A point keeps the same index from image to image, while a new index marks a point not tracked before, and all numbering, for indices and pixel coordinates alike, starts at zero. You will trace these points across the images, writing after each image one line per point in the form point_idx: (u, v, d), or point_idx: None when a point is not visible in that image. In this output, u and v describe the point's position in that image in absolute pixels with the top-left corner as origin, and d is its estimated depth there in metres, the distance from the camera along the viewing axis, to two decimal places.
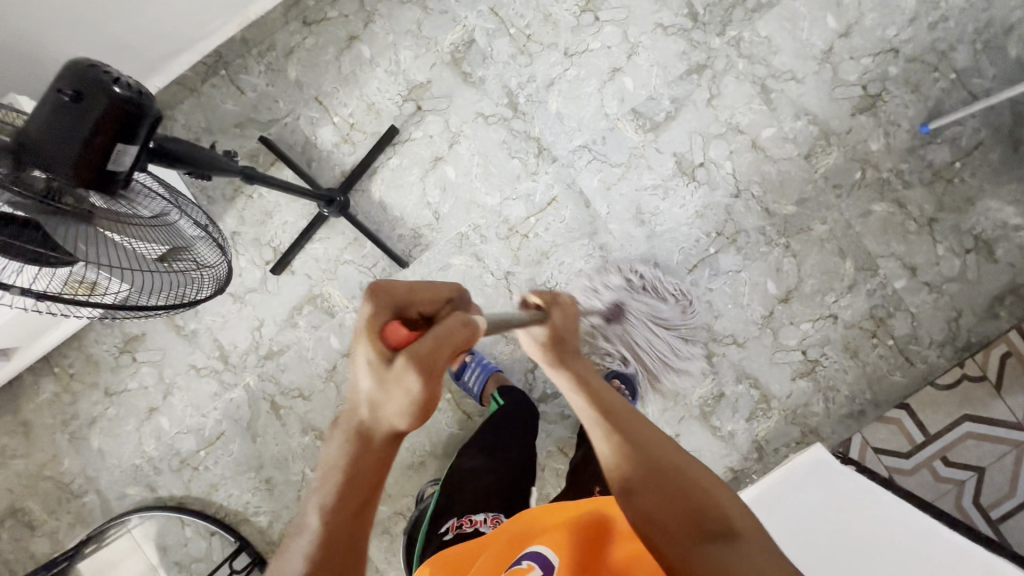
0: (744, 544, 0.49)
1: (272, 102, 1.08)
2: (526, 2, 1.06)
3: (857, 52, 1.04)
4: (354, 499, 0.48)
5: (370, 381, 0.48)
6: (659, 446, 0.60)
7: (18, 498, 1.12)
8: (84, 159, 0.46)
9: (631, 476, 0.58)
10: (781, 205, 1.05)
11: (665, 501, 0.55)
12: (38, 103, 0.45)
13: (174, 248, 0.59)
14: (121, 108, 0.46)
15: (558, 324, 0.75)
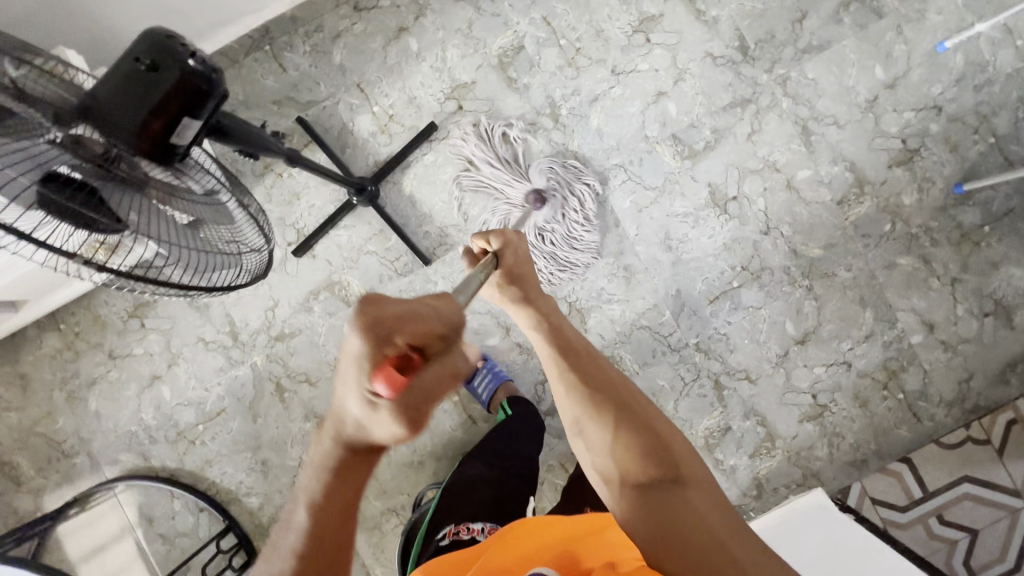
0: (685, 493, 0.52)
1: (313, 84, 1.07)
2: (580, 15, 1.06)
3: (901, 105, 1.04)
4: (337, 511, 0.47)
5: (359, 409, 0.43)
6: (615, 388, 0.62)
7: (7, 451, 1.10)
8: (149, 131, 0.46)
9: (580, 412, 0.61)
10: (809, 247, 1.05)
11: (615, 441, 0.57)
12: (112, 68, 0.44)
13: (220, 227, 0.58)
14: (193, 81, 0.45)
15: (511, 266, 0.70)
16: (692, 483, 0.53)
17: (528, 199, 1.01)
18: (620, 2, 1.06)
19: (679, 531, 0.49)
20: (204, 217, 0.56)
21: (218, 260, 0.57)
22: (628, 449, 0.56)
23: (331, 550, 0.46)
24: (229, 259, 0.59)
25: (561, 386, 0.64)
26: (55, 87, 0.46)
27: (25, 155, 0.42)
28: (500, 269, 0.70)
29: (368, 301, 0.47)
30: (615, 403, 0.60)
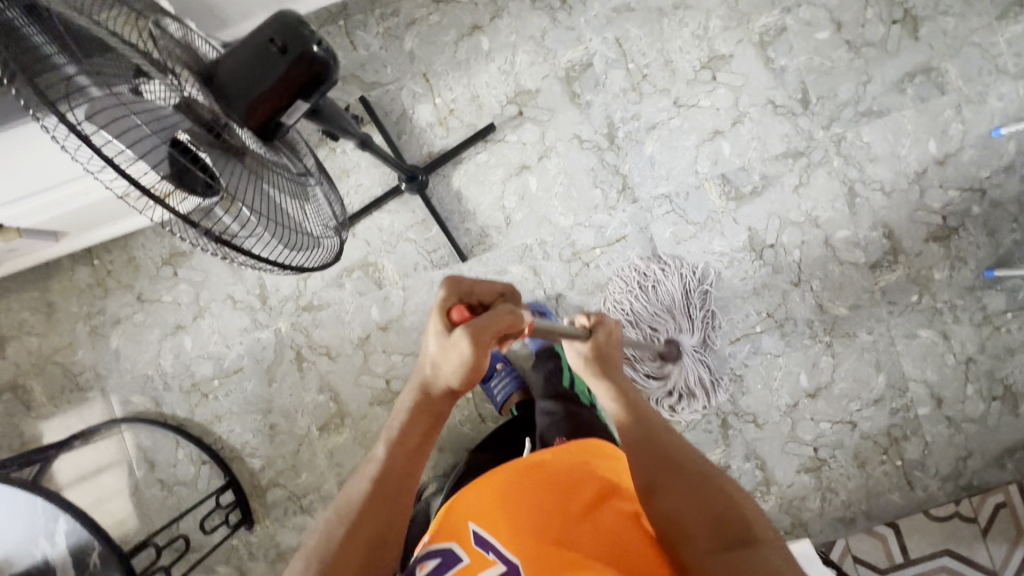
0: (765, 554, 0.48)
1: (380, 66, 1.08)
2: (652, 43, 1.07)
3: (948, 183, 1.06)
4: (410, 442, 0.56)
5: (436, 345, 0.58)
6: (688, 457, 0.60)
7: (24, 374, 1.12)
8: (262, 106, 0.47)
9: (653, 476, 0.58)
10: (835, 304, 1.07)
11: (689, 507, 0.54)
12: (246, 44, 0.46)
13: (302, 205, 0.59)
14: (314, 66, 0.47)
15: (600, 343, 0.77)
16: (769, 549, 0.50)
17: (666, 345, 1.05)
18: (692, 37, 1.07)
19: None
20: (292, 196, 0.57)
21: (295, 241, 0.57)
22: (698, 511, 0.54)
23: (394, 480, 0.53)
24: (305, 243, 0.58)
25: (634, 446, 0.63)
26: (180, 50, 0.49)
27: (150, 114, 0.45)
28: (590, 344, 0.77)
29: (457, 287, 0.61)
30: (693, 470, 0.58)
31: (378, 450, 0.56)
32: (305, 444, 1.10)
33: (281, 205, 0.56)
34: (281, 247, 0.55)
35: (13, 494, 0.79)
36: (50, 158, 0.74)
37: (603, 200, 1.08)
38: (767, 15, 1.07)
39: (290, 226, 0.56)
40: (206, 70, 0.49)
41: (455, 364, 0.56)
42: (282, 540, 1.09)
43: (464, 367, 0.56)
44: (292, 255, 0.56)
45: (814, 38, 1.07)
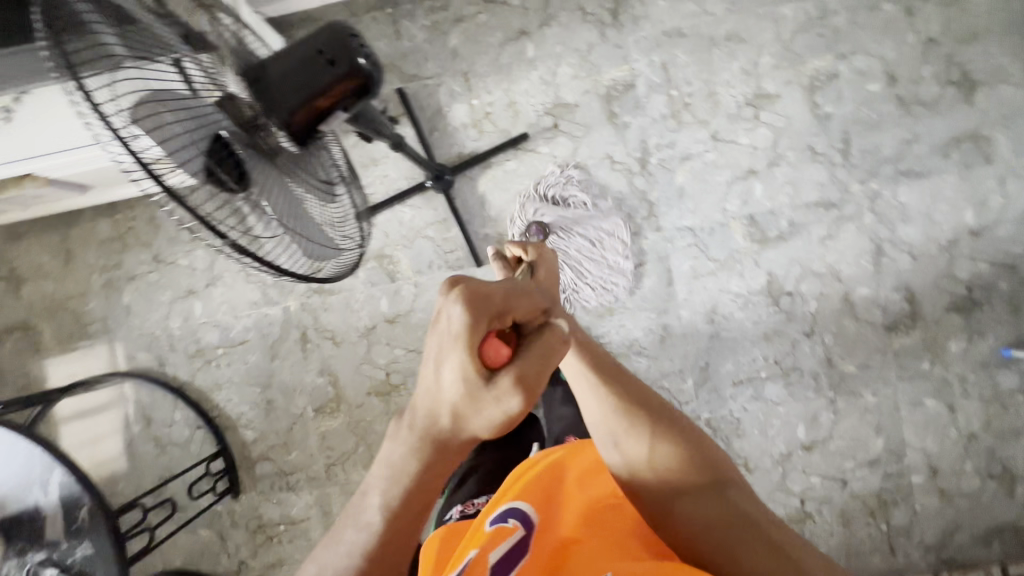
0: (732, 497, 0.52)
1: (423, 60, 1.09)
2: (698, 72, 1.06)
3: (978, 254, 1.03)
4: (418, 507, 0.42)
5: (455, 391, 0.39)
6: (648, 402, 0.58)
7: (36, 316, 1.15)
8: (303, 109, 0.48)
9: (616, 426, 0.56)
10: (844, 361, 1.06)
11: (659, 459, 0.54)
12: (296, 50, 0.47)
13: (329, 211, 0.60)
14: (356, 77, 0.47)
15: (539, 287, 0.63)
16: (735, 488, 0.53)
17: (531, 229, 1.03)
18: (740, 71, 1.06)
19: (728, 541, 0.49)
20: (319, 199, 0.58)
21: (320, 249, 0.56)
22: (671, 461, 0.54)
23: (395, 556, 0.43)
24: (329, 252, 0.58)
25: (595, 402, 0.59)
26: (231, 54, 0.53)
27: (189, 117, 0.46)
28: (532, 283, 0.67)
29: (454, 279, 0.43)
30: (655, 414, 0.56)
31: (373, 522, 0.42)
32: (299, 423, 1.11)
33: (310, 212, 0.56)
34: (303, 256, 0.55)
35: (13, 441, 0.81)
36: (64, 109, 0.76)
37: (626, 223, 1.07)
38: (820, 59, 1.05)
39: (315, 237, 0.56)
40: (252, 70, 0.49)
41: (487, 425, 0.39)
42: (264, 513, 1.11)
43: (501, 428, 0.39)
44: (314, 263, 0.56)
45: (865, 89, 1.04)
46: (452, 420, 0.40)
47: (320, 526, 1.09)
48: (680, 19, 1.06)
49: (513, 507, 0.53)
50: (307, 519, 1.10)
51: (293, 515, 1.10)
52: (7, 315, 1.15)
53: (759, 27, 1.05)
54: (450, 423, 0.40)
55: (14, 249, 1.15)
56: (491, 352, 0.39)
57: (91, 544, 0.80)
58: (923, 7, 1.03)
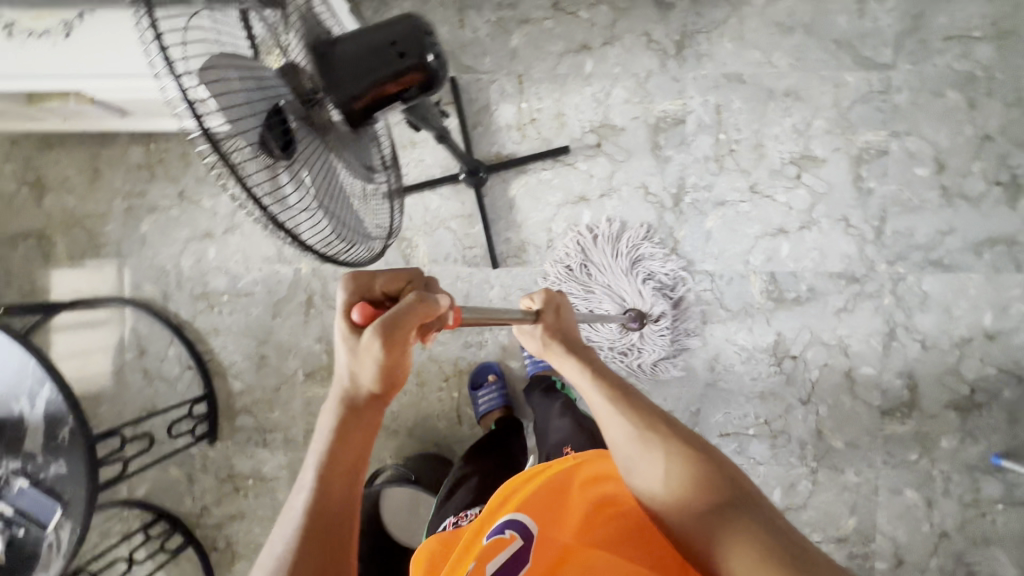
0: (752, 515, 0.47)
1: (480, 54, 1.09)
2: (750, 120, 1.05)
3: (988, 358, 1.03)
4: (345, 467, 0.44)
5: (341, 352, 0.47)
6: (668, 428, 0.55)
7: (53, 227, 1.16)
8: (364, 96, 0.51)
9: (629, 444, 0.54)
10: (834, 435, 1.05)
11: (671, 477, 0.51)
12: (370, 37, 0.50)
13: (363, 196, 0.60)
14: (424, 73, 0.51)
15: (550, 324, 0.69)
16: (757, 509, 0.48)
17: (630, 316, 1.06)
18: (792, 129, 1.05)
19: (746, 547, 0.44)
20: (357, 181, 0.58)
21: (347, 233, 0.56)
22: (685, 479, 0.50)
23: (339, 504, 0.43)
24: (355, 238, 0.58)
25: (611, 426, 0.57)
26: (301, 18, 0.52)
27: (256, 80, 0.45)
28: (542, 326, 0.68)
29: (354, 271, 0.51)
30: (668, 431, 0.54)
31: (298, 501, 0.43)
32: (288, 384, 1.11)
33: (346, 193, 0.56)
34: (337, 238, 0.55)
35: (7, 350, 0.81)
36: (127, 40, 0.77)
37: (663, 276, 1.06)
38: (872, 133, 1.04)
39: (349, 221, 0.57)
40: (318, 46, 0.51)
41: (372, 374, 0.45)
42: (236, 464, 1.12)
43: (384, 375, 0.46)
44: (337, 246, 0.55)
45: (911, 172, 1.03)
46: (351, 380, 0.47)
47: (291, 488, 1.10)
48: (742, 64, 1.05)
49: (513, 518, 0.49)
50: (276, 478, 1.11)
51: (263, 472, 1.11)
52: (25, 221, 1.16)
53: (819, 89, 1.04)
54: (352, 380, 0.47)
55: (44, 156, 1.16)
56: (358, 315, 0.45)
57: (65, 464, 0.80)
58: (987, 103, 1.02)
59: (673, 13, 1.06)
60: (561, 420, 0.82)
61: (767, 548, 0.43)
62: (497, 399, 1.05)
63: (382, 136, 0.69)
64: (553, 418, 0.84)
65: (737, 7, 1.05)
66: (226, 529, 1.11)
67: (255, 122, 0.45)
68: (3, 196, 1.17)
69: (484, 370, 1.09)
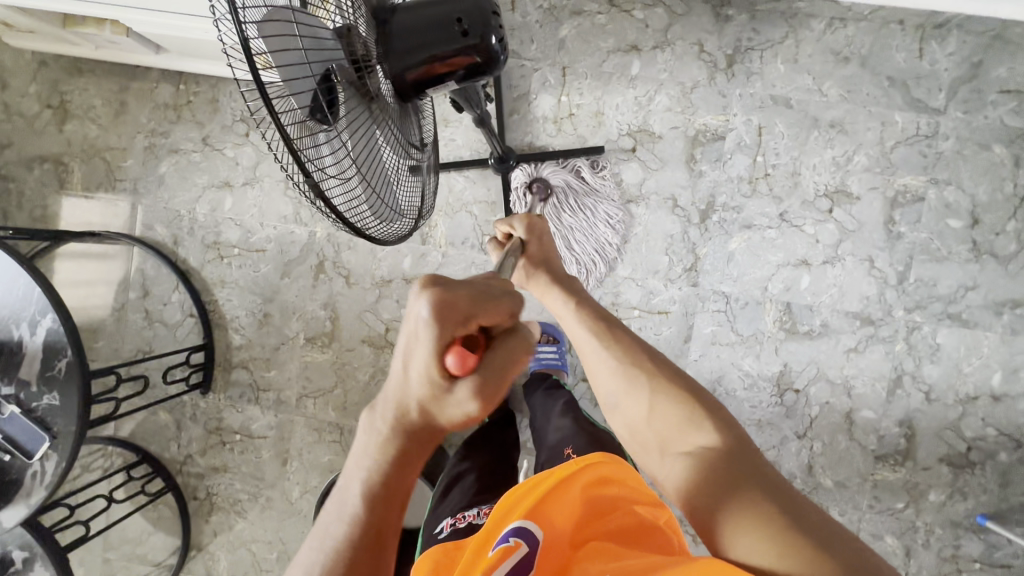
0: (725, 442, 0.54)
1: (527, 40, 1.08)
2: (790, 146, 1.04)
3: (990, 418, 1.01)
4: (394, 503, 0.43)
5: (422, 390, 0.41)
6: (647, 360, 0.65)
7: (71, 154, 1.14)
8: (417, 70, 0.52)
9: (617, 387, 0.65)
10: (825, 474, 1.04)
11: (655, 413, 0.60)
12: (436, 14, 0.50)
13: (400, 173, 0.59)
14: (484, 56, 0.52)
15: (534, 254, 0.78)
16: (730, 437, 0.55)
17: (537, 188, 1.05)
18: (831, 161, 1.03)
19: (716, 474, 0.51)
20: (395, 155, 0.57)
21: (378, 208, 0.55)
22: (667, 414, 0.60)
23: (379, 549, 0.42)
24: (385, 215, 0.56)
25: (601, 364, 0.68)
26: None
27: (313, 39, 0.44)
28: (527, 258, 0.78)
29: (436, 276, 0.43)
30: (650, 370, 0.64)
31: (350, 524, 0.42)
32: (287, 345, 1.11)
33: (384, 167, 0.55)
34: (369, 211, 0.54)
35: (13, 275, 0.80)
36: None
37: (664, 272, 1.06)
38: (912, 177, 1.02)
39: (383, 194, 0.55)
40: (377, 14, 0.52)
41: (452, 419, 0.42)
42: (225, 418, 1.11)
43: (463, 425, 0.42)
44: (368, 221, 0.54)
45: (944, 222, 1.02)
46: (422, 412, 0.42)
47: (276, 450, 1.10)
48: (792, 88, 1.03)
49: (518, 526, 0.48)
50: (263, 437, 1.10)
51: (251, 429, 1.11)
52: (44, 144, 1.14)
53: (866, 124, 1.02)
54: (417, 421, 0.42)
55: (71, 81, 1.13)
56: (455, 361, 0.39)
57: (58, 397, 0.80)
58: None
59: (729, 25, 1.04)
60: (562, 421, 0.81)
61: (734, 480, 0.50)
62: None
63: (424, 112, 0.68)
64: (554, 418, 0.83)
65: (796, 29, 1.03)
66: (207, 480, 1.11)
67: (308, 83, 0.43)
68: (24, 116, 1.14)
69: None
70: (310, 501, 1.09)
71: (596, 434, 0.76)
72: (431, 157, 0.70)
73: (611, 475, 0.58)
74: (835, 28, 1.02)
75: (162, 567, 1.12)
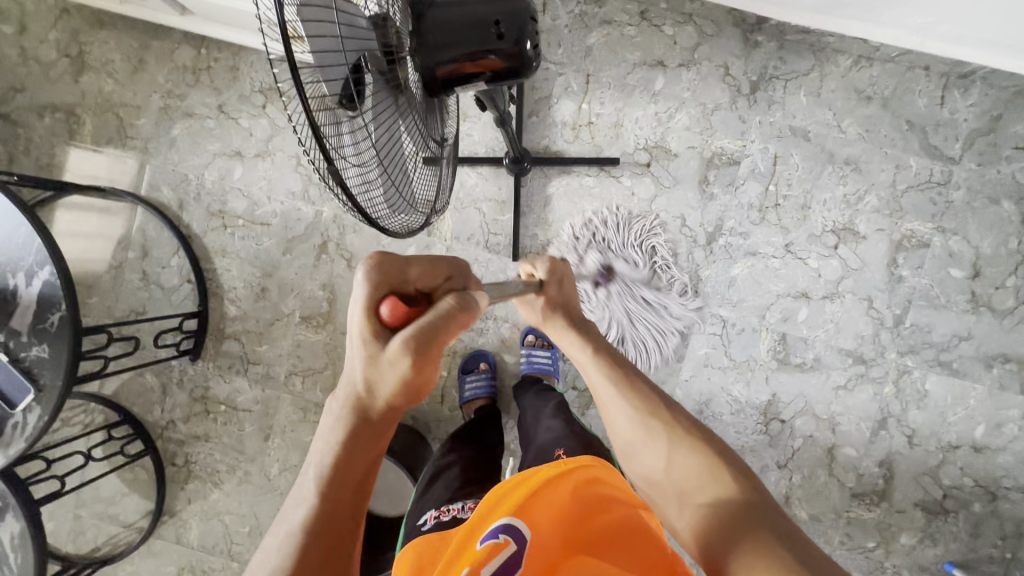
0: (742, 497, 0.52)
1: (555, 44, 1.07)
2: (803, 179, 1.04)
3: (970, 468, 1.01)
4: (351, 477, 0.44)
5: (362, 354, 0.45)
6: (664, 411, 0.62)
7: (84, 106, 1.13)
8: (446, 67, 0.52)
9: (632, 435, 0.63)
10: (800, 506, 1.05)
11: (670, 464, 0.58)
12: (474, 14, 0.51)
13: (418, 166, 0.59)
14: (515, 62, 0.52)
15: (552, 296, 0.76)
16: (745, 490, 0.53)
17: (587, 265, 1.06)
18: (842, 199, 1.04)
19: (736, 533, 0.48)
20: (415, 148, 0.57)
21: (391, 199, 0.54)
22: (683, 465, 0.57)
23: (335, 529, 0.42)
24: (398, 206, 0.56)
25: (618, 414, 0.65)
26: None
27: (349, 24, 0.44)
28: (545, 298, 0.75)
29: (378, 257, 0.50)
30: (664, 417, 0.61)
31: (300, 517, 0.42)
32: (281, 322, 1.10)
33: (403, 158, 0.55)
34: (382, 199, 0.53)
35: (14, 223, 0.79)
36: None
37: (663, 284, 1.06)
38: (920, 223, 1.02)
39: (399, 185, 0.55)
40: (418, 7, 0.52)
41: (393, 381, 0.44)
42: (211, 387, 1.11)
43: (404, 387, 0.45)
44: (381, 211, 0.53)
45: (946, 270, 1.02)
46: (365, 383, 0.45)
47: (260, 425, 1.10)
48: (811, 121, 1.04)
49: (507, 523, 0.48)
50: (248, 411, 1.10)
51: (237, 401, 1.10)
52: (57, 93, 1.13)
53: (880, 165, 1.03)
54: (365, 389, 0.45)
55: (91, 33, 1.12)
56: (388, 310, 0.45)
57: (48, 350, 0.79)
58: None
59: (756, 52, 1.04)
60: (552, 422, 0.81)
61: (753, 537, 0.47)
62: (484, 385, 1.05)
63: (449, 108, 0.68)
64: (544, 418, 0.84)
65: (822, 63, 1.03)
66: (187, 447, 1.11)
67: (339, 69, 0.43)
68: (40, 62, 1.13)
69: (477, 357, 1.09)
70: (288, 479, 1.09)
71: (586, 438, 0.75)
72: (450, 153, 0.70)
73: (600, 477, 0.57)
74: (861, 66, 1.02)
75: (132, 529, 1.11)
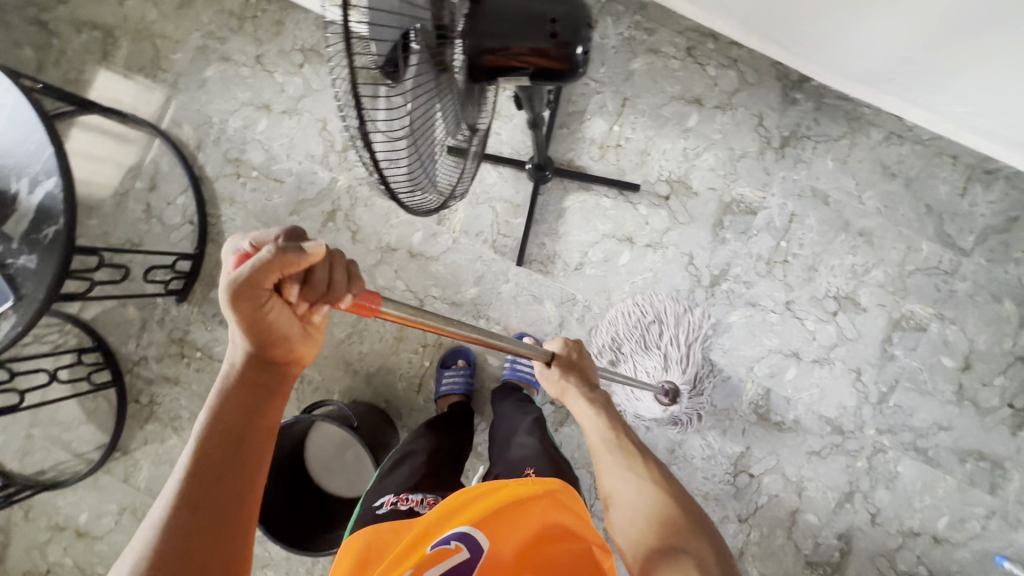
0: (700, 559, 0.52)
1: (598, 62, 1.08)
2: (815, 242, 1.05)
3: (927, 558, 1.01)
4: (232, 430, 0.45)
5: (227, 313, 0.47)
6: (646, 470, 0.66)
7: (123, 29, 1.12)
8: (495, 54, 0.52)
9: (616, 492, 0.65)
10: (753, 564, 1.03)
11: (642, 517, 0.60)
12: (534, 7, 0.50)
13: (445, 148, 0.59)
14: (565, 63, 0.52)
15: (562, 361, 0.79)
16: (705, 554, 0.53)
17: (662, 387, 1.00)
18: (850, 268, 1.04)
19: None
20: (446, 130, 0.57)
21: (413, 175, 0.54)
22: (654, 520, 0.59)
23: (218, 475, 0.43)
24: (418, 185, 0.56)
25: (608, 476, 0.67)
26: None
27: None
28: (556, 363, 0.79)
29: None
30: (649, 483, 0.64)
31: (189, 453, 0.43)
32: None
33: (433, 138, 0.55)
34: (405, 173, 0.53)
35: (31, 128, 0.78)
36: None
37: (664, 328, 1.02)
38: (920, 305, 1.03)
39: (424, 164, 0.55)
40: None
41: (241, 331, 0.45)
42: (191, 332, 1.09)
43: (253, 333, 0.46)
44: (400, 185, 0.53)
45: (938, 357, 1.03)
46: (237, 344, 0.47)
47: None
48: (833, 186, 1.04)
49: (465, 533, 0.49)
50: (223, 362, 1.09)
51: (214, 350, 1.09)
52: (99, 11, 1.12)
53: (892, 243, 1.03)
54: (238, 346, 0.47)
55: None
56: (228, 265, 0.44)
57: (36, 261, 0.78)
58: None
59: (793, 108, 1.05)
60: (526, 438, 0.80)
61: None
62: (460, 384, 1.02)
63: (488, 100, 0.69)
64: (519, 432, 0.82)
65: (854, 132, 1.04)
66: (154, 387, 1.09)
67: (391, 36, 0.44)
68: None
69: (458, 353, 1.08)
70: None
71: (558, 460, 0.74)
72: (480, 146, 0.71)
73: (566, 504, 0.56)
74: (891, 143, 1.04)
75: (82, 459, 1.09)
